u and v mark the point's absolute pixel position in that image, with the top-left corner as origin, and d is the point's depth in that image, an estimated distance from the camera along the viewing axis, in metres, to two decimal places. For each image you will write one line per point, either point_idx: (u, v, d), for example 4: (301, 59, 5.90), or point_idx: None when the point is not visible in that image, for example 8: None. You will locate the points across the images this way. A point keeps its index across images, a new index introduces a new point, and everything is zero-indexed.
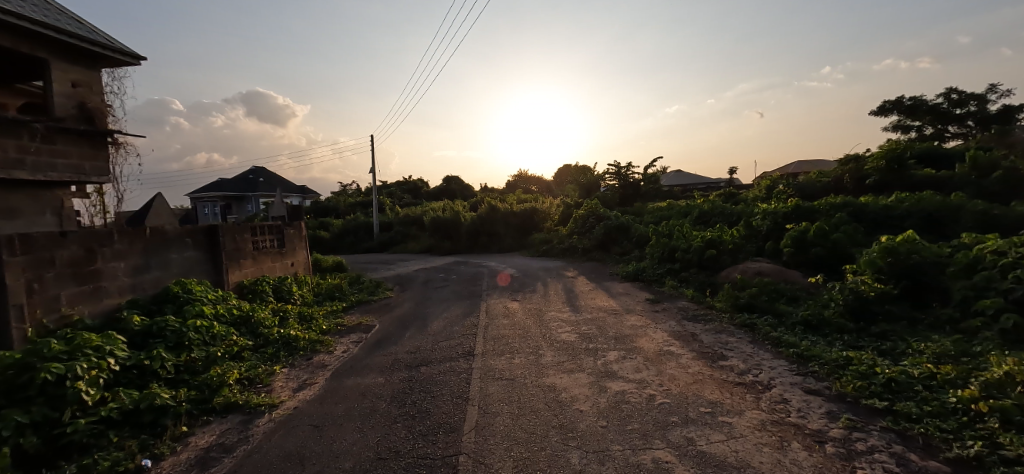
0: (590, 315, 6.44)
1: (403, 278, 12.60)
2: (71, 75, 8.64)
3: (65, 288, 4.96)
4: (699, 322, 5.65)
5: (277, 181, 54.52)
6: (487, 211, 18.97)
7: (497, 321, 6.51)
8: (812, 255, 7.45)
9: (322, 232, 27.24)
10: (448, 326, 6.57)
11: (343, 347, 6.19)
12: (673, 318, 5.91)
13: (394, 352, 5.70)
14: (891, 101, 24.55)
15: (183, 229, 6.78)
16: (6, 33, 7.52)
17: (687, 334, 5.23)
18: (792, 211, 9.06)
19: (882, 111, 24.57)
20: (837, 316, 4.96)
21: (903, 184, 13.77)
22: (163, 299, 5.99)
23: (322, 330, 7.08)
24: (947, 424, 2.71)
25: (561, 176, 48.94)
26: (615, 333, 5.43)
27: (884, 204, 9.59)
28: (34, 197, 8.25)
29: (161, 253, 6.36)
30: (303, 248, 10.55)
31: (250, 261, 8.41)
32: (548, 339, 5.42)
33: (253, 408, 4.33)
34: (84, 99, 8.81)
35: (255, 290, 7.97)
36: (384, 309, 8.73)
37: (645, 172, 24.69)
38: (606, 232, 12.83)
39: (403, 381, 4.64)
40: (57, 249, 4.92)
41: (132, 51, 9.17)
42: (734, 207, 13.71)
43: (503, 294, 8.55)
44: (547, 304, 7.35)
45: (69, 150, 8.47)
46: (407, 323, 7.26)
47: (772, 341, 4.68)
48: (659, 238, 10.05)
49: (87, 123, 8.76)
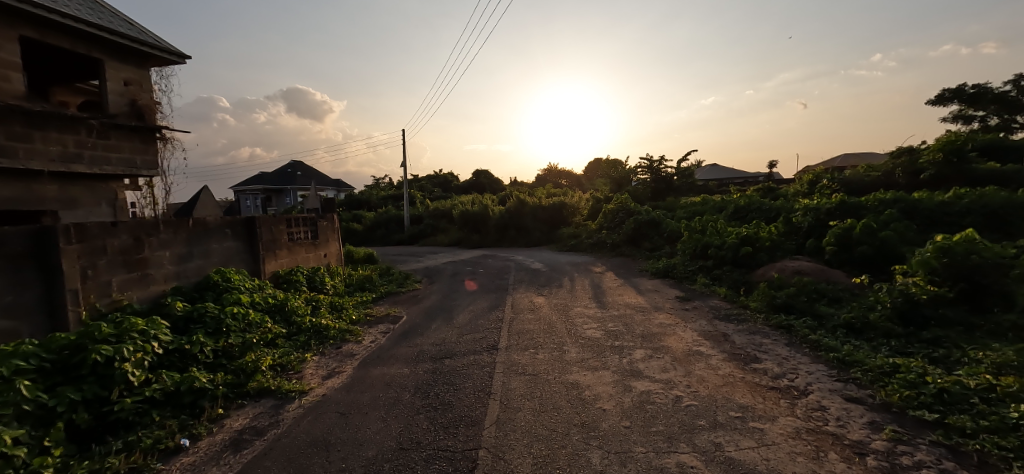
0: (616, 311, 6.30)
1: (431, 271, 12.77)
2: (123, 74, 9.13)
3: (115, 274, 5.27)
4: (731, 322, 5.43)
5: (314, 175, 56.41)
6: (515, 204, 18.92)
7: (522, 316, 6.49)
8: (857, 254, 7.03)
9: (356, 225, 27.97)
10: (473, 319, 6.60)
11: (371, 337, 6.32)
12: (703, 317, 5.72)
13: (420, 343, 5.77)
14: (950, 90, 22.84)
15: (224, 220, 7.06)
16: (65, 35, 8.03)
17: (718, 334, 5.04)
18: (837, 207, 8.58)
19: (939, 100, 22.92)
20: (882, 321, 4.65)
21: (963, 179, 12.80)
22: (204, 287, 6.27)
23: (351, 319, 7.26)
24: (1006, 442, 2.49)
25: (591, 169, 48.31)
26: (642, 331, 5.30)
27: (940, 200, 8.95)
28: (91, 189, 8.79)
29: (203, 242, 6.65)
30: (336, 240, 10.82)
31: (286, 252, 8.71)
32: (573, 335, 5.35)
33: (284, 393, 4.47)
34: (135, 96, 9.30)
35: (289, 279, 8.26)
36: (412, 301, 8.87)
37: (678, 166, 24.06)
38: (636, 227, 12.57)
39: (427, 373, 4.70)
40: (108, 238, 5.22)
41: (177, 50, 9.61)
42: (773, 203, 13.12)
43: (529, 288, 8.52)
44: (573, 299, 7.26)
45: (122, 145, 8.97)
46: (434, 315, 7.33)
47: (810, 344, 4.44)
48: (691, 234, 9.75)
49: (137, 119, 9.25)
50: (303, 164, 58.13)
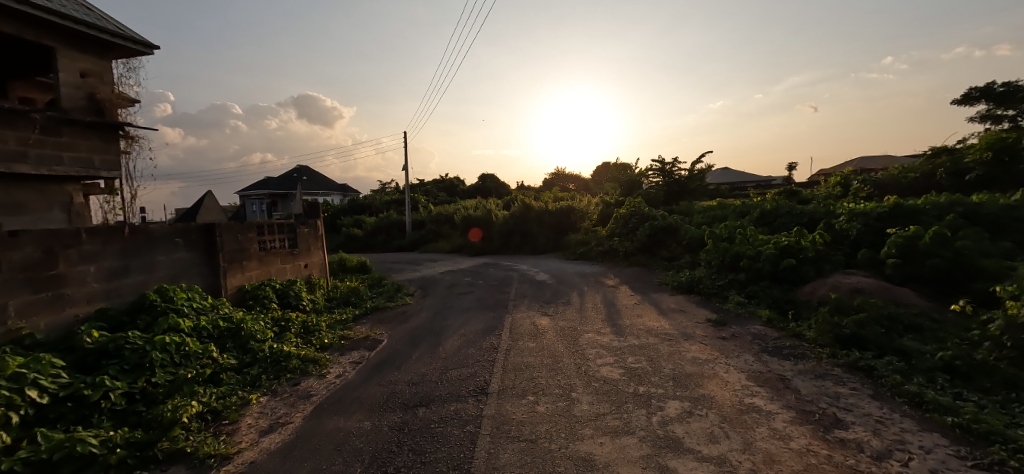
0: (637, 340, 5.15)
1: (426, 281, 11.67)
2: (80, 65, 8.18)
3: (14, 296, 4.26)
4: (787, 359, 4.25)
5: (318, 180, 55.81)
6: (520, 209, 17.81)
7: (521, 344, 5.36)
8: (927, 268, 5.82)
9: (356, 230, 27.01)
10: (462, 346, 5.49)
11: (338, 370, 5.21)
12: (748, 351, 4.55)
13: (394, 381, 4.66)
14: (979, 88, 21.45)
15: (173, 227, 6.02)
16: (7, 19, 7.10)
17: (774, 378, 3.87)
18: (891, 212, 7.35)
19: (967, 99, 21.53)
20: (1001, 365, 3.46)
21: (1015, 180, 11.49)
22: (138, 309, 5.22)
23: (321, 345, 6.15)
24: None
25: (600, 173, 47.02)
26: (673, 371, 4.14)
27: (1009, 203, 7.68)
28: (41, 192, 7.83)
29: (145, 255, 5.62)
30: (319, 249, 9.76)
31: (256, 263, 7.67)
32: (584, 375, 4.21)
33: (201, 460, 3.37)
34: (94, 89, 8.36)
35: (256, 295, 7.20)
36: (398, 319, 7.76)
37: (692, 168, 22.83)
38: (651, 234, 11.42)
39: (392, 430, 3.58)
40: (5, 252, 4.21)
41: (142, 38, 8.67)
42: (802, 207, 11.90)
43: (532, 305, 7.37)
44: (583, 322, 6.12)
45: (77, 143, 8.01)
46: (419, 339, 6.21)
47: (908, 398, 3.27)
48: (717, 243, 8.56)
49: (96, 115, 8.29)
50: (308, 169, 57.71)
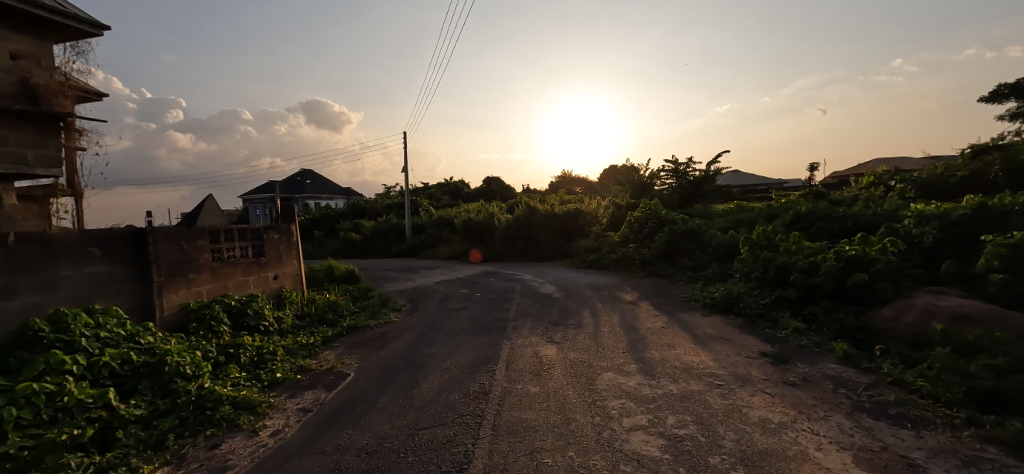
0: (674, 385, 3.84)
1: (418, 293, 10.42)
2: (11, 45, 7.05)
3: None
4: (903, 427, 2.93)
5: (320, 184, 54.91)
6: (524, 212, 16.54)
7: (519, 388, 4.07)
8: None
9: (354, 235, 25.83)
10: (443, 390, 4.21)
11: (277, 424, 3.94)
12: (838, 410, 3.23)
13: (342, 447, 3.39)
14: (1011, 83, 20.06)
15: (85, 234, 4.84)
16: None
17: (901, 464, 2.55)
18: (976, 215, 6.00)
19: (999, 95, 20.13)
20: None
21: None
22: (20, 343, 4.02)
23: (270, 382, 4.90)
24: None
25: (607, 176, 45.63)
26: (738, 445, 2.83)
27: None
28: None
29: (40, 269, 4.43)
30: (294, 257, 8.54)
31: (208, 276, 6.46)
32: (609, 449, 2.91)
33: None
34: (28, 74, 7.23)
35: (202, 316, 5.96)
36: (377, 342, 6.49)
37: (707, 169, 21.47)
38: (670, 240, 10.10)
39: None
40: None
41: (86, 15, 7.53)
42: (841, 210, 10.55)
43: (536, 327, 6.09)
44: (600, 354, 4.81)
45: (4, 134, 6.85)
46: (393, 374, 4.94)
47: None
48: (755, 251, 7.23)
49: (29, 103, 7.14)
50: (312, 172, 56.90)
